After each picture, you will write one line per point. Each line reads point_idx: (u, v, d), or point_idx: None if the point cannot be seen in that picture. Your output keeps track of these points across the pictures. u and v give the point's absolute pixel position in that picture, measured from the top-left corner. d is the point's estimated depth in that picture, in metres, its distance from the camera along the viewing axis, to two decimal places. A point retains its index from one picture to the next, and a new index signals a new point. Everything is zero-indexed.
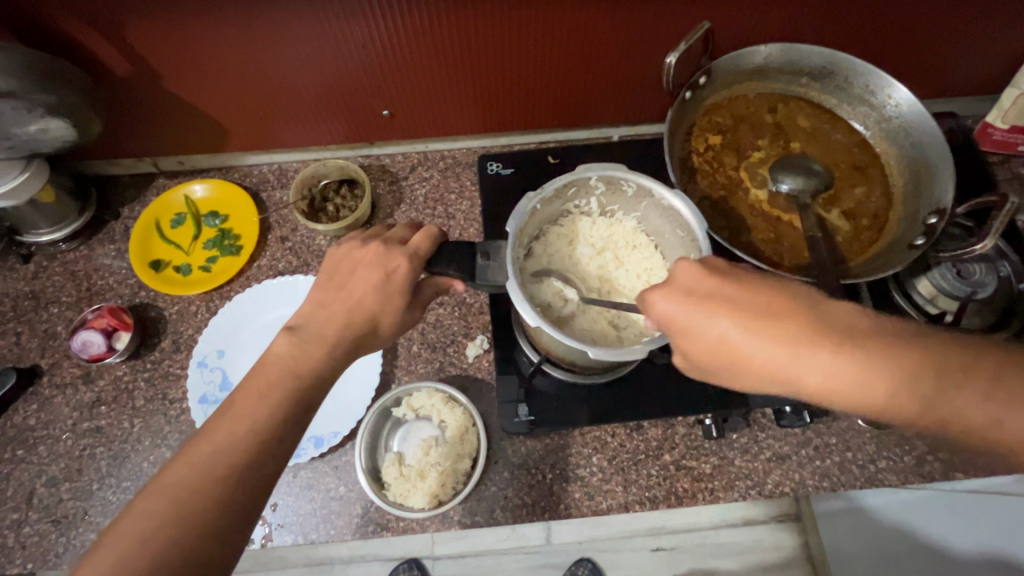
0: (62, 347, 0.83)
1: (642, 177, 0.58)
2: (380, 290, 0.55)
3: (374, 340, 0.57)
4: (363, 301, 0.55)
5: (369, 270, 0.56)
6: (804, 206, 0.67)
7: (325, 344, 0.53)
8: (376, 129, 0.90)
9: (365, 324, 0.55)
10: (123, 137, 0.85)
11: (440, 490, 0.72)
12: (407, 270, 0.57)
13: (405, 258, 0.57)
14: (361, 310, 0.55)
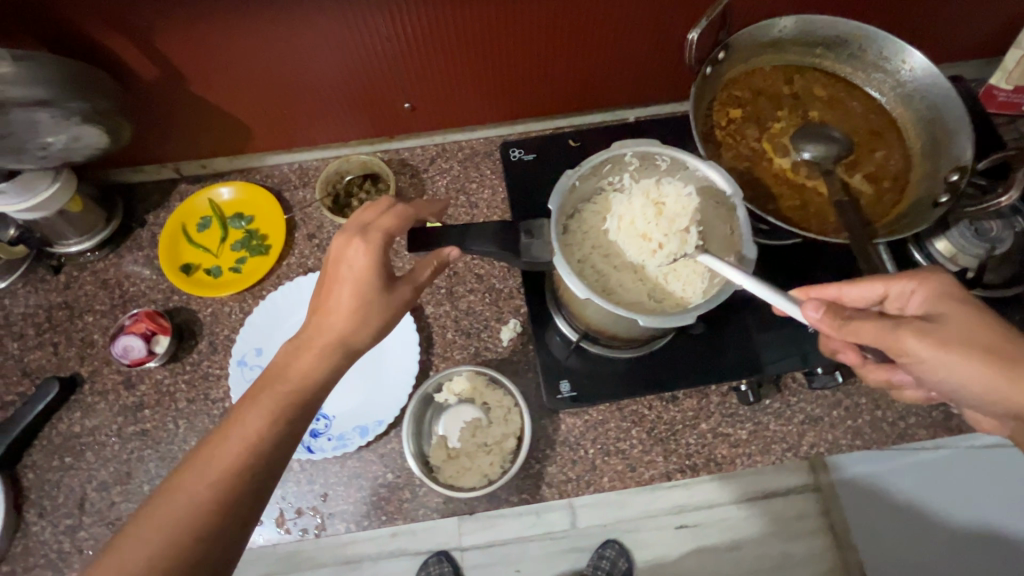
0: (101, 354, 0.84)
1: (674, 151, 0.60)
2: (351, 280, 0.56)
3: (359, 329, 0.56)
4: (338, 296, 0.56)
5: (336, 268, 0.57)
6: (827, 172, 0.69)
7: (315, 341, 0.55)
8: (396, 122, 0.91)
9: (347, 314, 0.56)
10: (148, 143, 0.86)
11: (486, 468, 0.73)
12: (365, 250, 0.56)
13: (360, 240, 0.56)
14: (348, 302, 0.56)
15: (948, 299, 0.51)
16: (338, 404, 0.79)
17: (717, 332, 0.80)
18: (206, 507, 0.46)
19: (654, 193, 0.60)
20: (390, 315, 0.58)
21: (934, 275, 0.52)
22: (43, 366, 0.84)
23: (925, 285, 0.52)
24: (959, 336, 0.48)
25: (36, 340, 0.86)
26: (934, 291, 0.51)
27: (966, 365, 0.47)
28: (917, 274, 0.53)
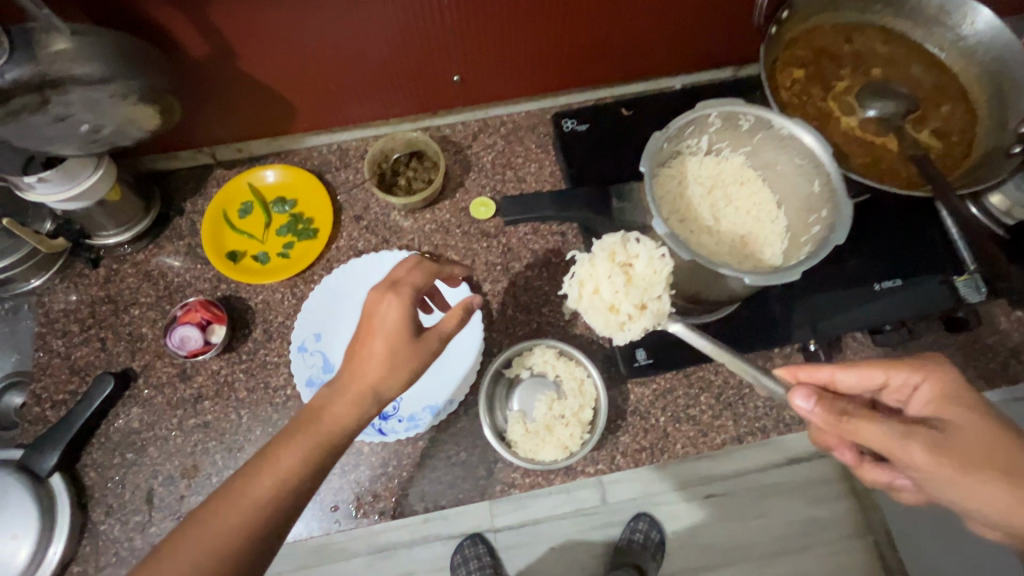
0: (151, 348, 0.82)
1: (760, 109, 0.59)
2: (383, 332, 0.54)
3: (388, 379, 0.54)
4: (371, 349, 0.54)
5: (368, 320, 0.55)
6: (897, 128, 0.69)
7: (347, 389, 0.53)
8: (441, 96, 0.89)
9: (379, 361, 0.54)
10: (189, 126, 0.82)
11: (565, 439, 0.73)
12: (397, 302, 0.55)
13: (393, 294, 0.56)
14: (382, 351, 0.54)
15: (954, 396, 0.48)
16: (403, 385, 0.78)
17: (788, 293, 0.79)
18: (235, 551, 0.45)
19: (620, 256, 0.57)
20: (419, 366, 0.56)
21: (938, 370, 0.50)
22: (92, 363, 0.82)
23: (932, 380, 0.50)
24: (968, 443, 0.44)
25: (82, 336, 0.83)
26: (940, 387, 0.49)
27: (976, 479, 0.43)
28: (921, 366, 0.51)
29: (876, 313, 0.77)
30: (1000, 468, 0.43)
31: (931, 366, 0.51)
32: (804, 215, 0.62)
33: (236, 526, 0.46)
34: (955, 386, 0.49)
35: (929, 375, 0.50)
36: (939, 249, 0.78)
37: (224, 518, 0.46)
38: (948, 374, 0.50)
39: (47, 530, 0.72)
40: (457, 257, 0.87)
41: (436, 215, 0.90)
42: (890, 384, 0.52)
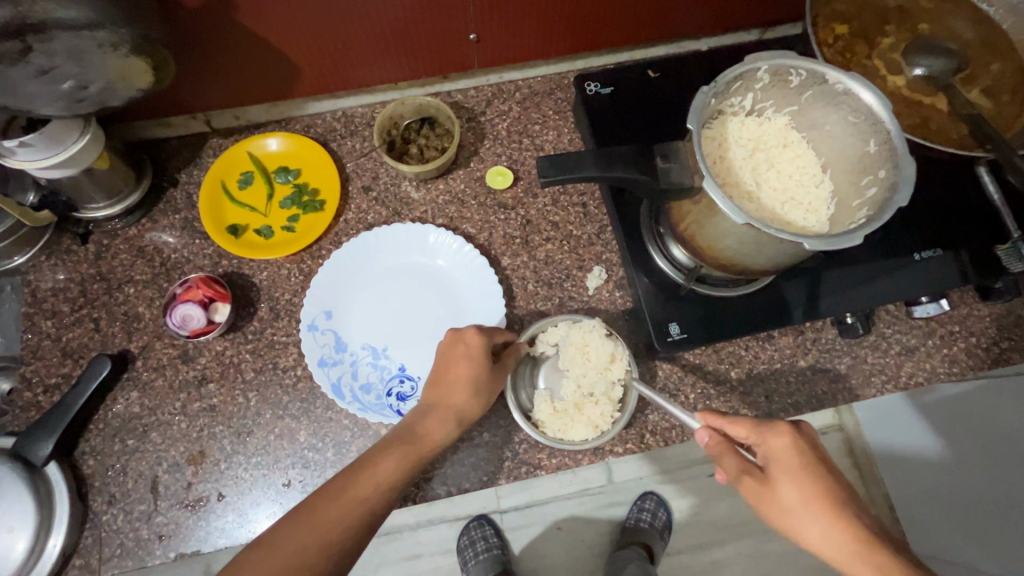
0: (149, 328, 0.77)
1: (815, 62, 0.55)
2: (466, 360, 0.60)
3: (471, 401, 0.60)
4: (456, 374, 0.60)
5: (452, 352, 0.61)
6: (947, 87, 0.66)
7: (438, 410, 0.58)
8: (454, 58, 0.82)
9: (464, 385, 0.59)
10: (182, 88, 0.75)
11: (593, 419, 0.69)
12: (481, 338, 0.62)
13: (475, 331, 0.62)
14: (465, 376, 0.60)
15: (789, 460, 0.50)
16: (423, 365, 0.76)
17: (827, 263, 0.75)
18: (337, 544, 0.47)
19: (579, 343, 0.70)
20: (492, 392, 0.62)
21: (782, 431, 0.52)
22: (86, 345, 0.76)
23: (767, 445, 0.52)
24: (795, 496, 0.48)
25: (73, 317, 0.77)
26: (782, 448, 0.51)
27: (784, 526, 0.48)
28: (761, 428, 0.52)
29: (912, 286, 0.74)
30: (803, 518, 0.47)
31: (777, 426, 0.52)
32: (854, 178, 0.58)
33: (335, 522, 0.48)
34: (793, 449, 0.51)
35: (772, 439, 0.52)
36: (977, 216, 0.75)
37: (325, 515, 0.48)
38: (788, 438, 0.51)
39: (46, 521, 0.67)
40: (473, 230, 0.82)
41: (450, 185, 0.84)
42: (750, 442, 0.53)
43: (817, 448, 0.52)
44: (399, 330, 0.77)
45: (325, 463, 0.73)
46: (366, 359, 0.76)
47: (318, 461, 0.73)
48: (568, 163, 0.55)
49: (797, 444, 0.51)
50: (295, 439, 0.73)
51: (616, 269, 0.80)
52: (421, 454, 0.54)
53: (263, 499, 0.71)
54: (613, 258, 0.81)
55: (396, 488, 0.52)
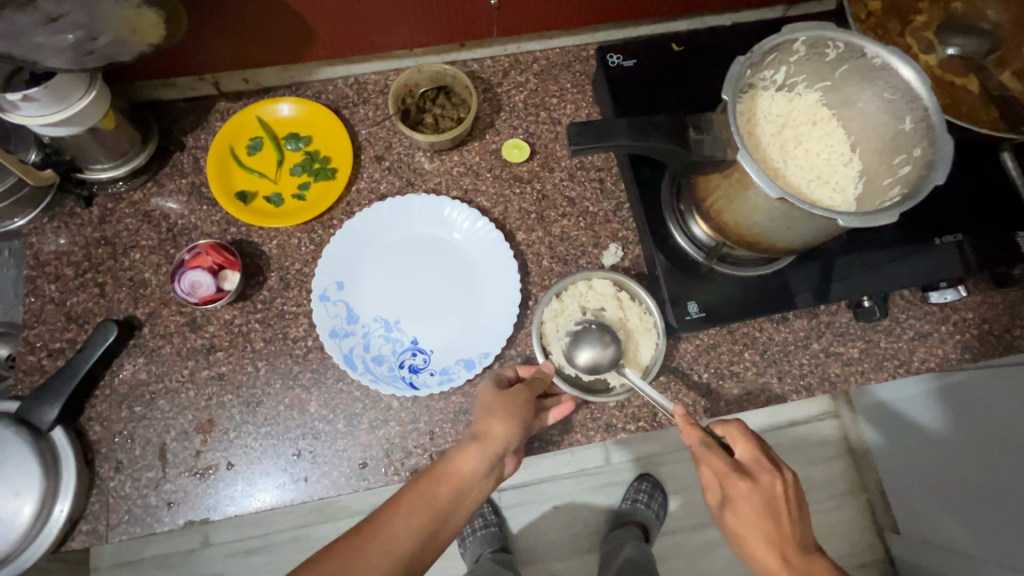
0: (156, 295, 0.75)
1: (853, 35, 0.54)
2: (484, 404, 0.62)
3: (495, 425, 0.58)
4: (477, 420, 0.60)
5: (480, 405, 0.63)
6: (981, 68, 0.65)
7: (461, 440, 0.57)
8: (472, 26, 0.79)
9: (481, 414, 0.60)
10: (189, 45, 0.72)
11: (643, 329, 0.73)
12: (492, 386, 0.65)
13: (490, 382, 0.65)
14: (485, 413, 0.60)
15: (742, 507, 0.56)
16: (435, 338, 0.75)
17: (846, 246, 0.74)
18: None
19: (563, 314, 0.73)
20: (522, 415, 0.61)
21: (736, 482, 0.57)
22: (91, 310, 0.75)
23: (726, 488, 0.58)
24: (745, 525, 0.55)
25: (77, 282, 0.75)
26: (735, 493, 0.57)
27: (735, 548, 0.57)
28: (722, 474, 0.58)
29: (932, 271, 0.73)
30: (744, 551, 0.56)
31: (732, 476, 0.57)
32: (885, 158, 0.57)
33: (363, 556, 0.47)
34: (745, 500, 0.56)
35: (731, 486, 0.57)
36: (997, 202, 0.75)
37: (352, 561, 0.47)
38: (742, 489, 0.56)
39: (53, 486, 0.66)
40: (488, 203, 0.81)
41: (465, 157, 0.82)
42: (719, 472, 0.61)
43: (770, 496, 0.56)
44: (412, 303, 0.76)
45: (335, 434, 0.72)
46: (378, 331, 0.75)
47: (328, 433, 0.72)
48: (599, 132, 0.54)
49: (749, 494, 0.56)
50: (305, 410, 0.72)
51: (632, 247, 0.79)
52: (447, 488, 0.53)
53: (272, 469, 0.71)
54: (630, 236, 0.80)
55: (420, 519, 0.51)
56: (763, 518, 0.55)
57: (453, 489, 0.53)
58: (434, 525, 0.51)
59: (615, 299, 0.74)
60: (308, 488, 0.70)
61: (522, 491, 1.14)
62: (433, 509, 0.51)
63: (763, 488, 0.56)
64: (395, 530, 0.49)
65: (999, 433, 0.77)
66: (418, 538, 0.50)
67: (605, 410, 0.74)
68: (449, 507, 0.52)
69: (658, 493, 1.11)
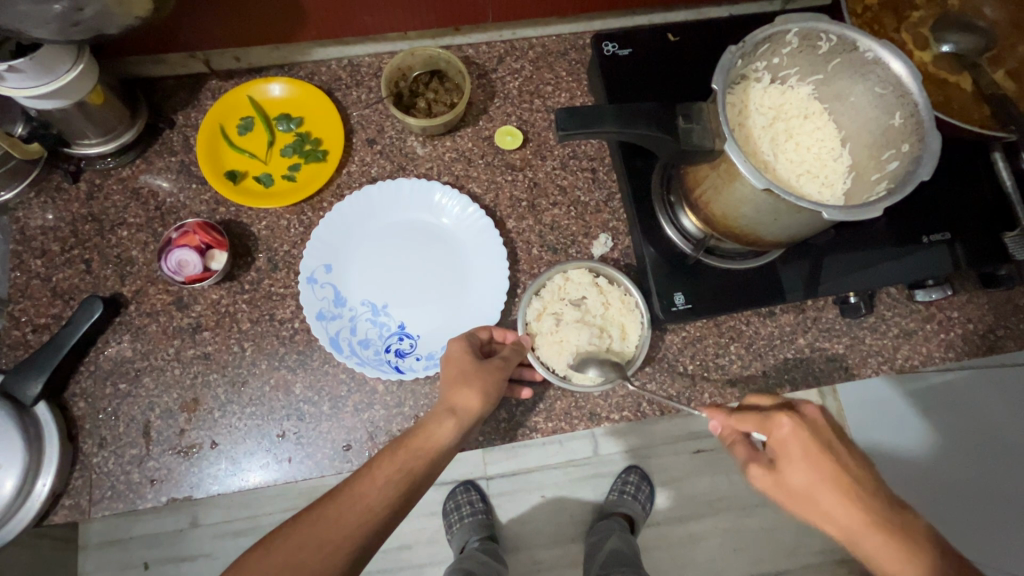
0: (143, 273, 0.75)
1: (847, 27, 0.54)
2: (455, 363, 0.62)
3: (470, 395, 0.59)
4: (448, 384, 0.60)
5: (451, 363, 0.62)
6: (973, 66, 0.65)
7: (436, 411, 0.57)
8: (468, 10, 0.78)
9: (457, 381, 0.60)
10: (180, 22, 0.72)
11: (626, 310, 0.72)
12: (463, 344, 0.64)
13: (459, 338, 0.65)
14: (457, 373, 0.61)
15: (794, 449, 0.52)
16: (422, 323, 0.75)
17: (835, 243, 0.74)
18: (342, 551, 0.46)
19: (545, 314, 0.72)
20: (496, 385, 0.61)
21: (783, 422, 0.53)
22: (77, 287, 0.74)
23: (770, 435, 0.54)
24: (801, 470, 0.51)
25: (63, 257, 0.75)
26: (784, 437, 0.53)
27: (801, 512, 0.51)
28: (761, 421, 0.54)
29: (920, 270, 0.74)
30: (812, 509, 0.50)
31: (776, 417, 0.53)
32: (874, 153, 0.57)
33: (336, 524, 0.47)
34: (796, 437, 0.52)
35: (775, 430, 0.53)
36: (987, 202, 0.75)
37: (326, 521, 0.48)
38: (789, 428, 0.52)
39: (35, 462, 0.66)
40: (479, 190, 0.80)
41: (457, 142, 0.82)
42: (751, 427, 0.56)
43: (816, 431, 0.53)
44: (400, 288, 0.76)
45: (320, 416, 0.72)
46: (365, 314, 0.75)
47: (313, 414, 0.72)
48: (589, 118, 0.53)
49: (796, 432, 0.52)
50: (290, 391, 0.73)
51: (622, 237, 0.79)
52: (422, 456, 0.53)
53: (256, 449, 0.71)
54: (620, 226, 0.79)
55: (395, 487, 0.50)
56: (818, 453, 0.51)
57: (429, 459, 0.53)
58: (409, 492, 0.51)
59: (594, 286, 0.73)
60: (292, 469, 0.70)
61: (509, 480, 1.15)
62: (409, 481, 0.51)
63: (805, 423, 0.53)
64: (370, 500, 0.49)
65: (1002, 435, 0.78)
66: (394, 501, 0.50)
67: (589, 398, 0.74)
68: (424, 474, 0.53)
69: (645, 486, 1.12)
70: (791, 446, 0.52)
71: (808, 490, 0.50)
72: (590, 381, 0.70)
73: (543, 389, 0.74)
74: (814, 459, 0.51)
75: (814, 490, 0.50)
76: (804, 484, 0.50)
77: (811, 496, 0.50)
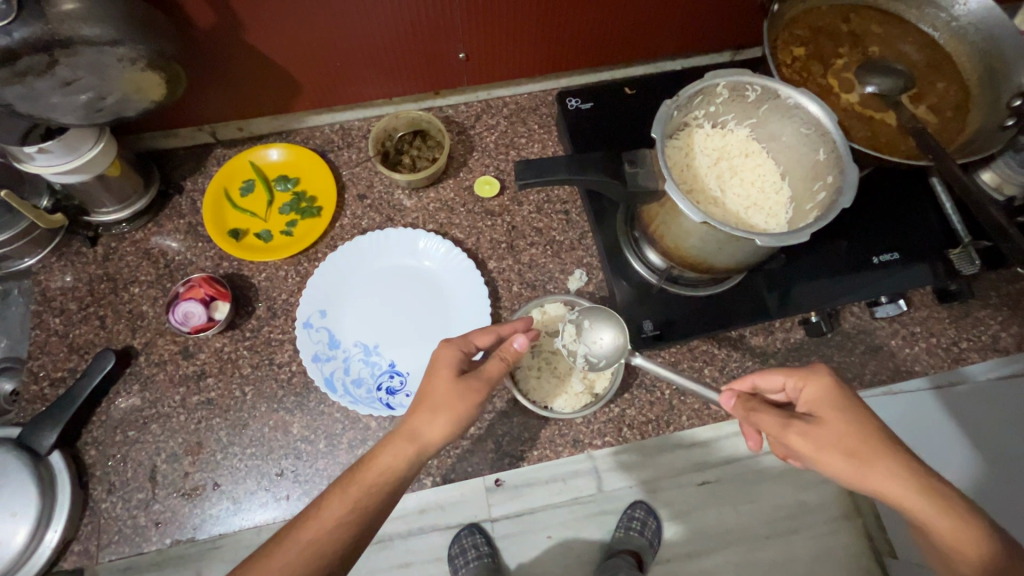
0: (153, 326, 0.81)
1: (767, 79, 0.61)
2: (434, 384, 0.61)
3: (436, 424, 0.58)
4: (422, 403, 0.60)
5: (438, 375, 0.61)
6: (896, 103, 0.72)
7: (396, 434, 0.57)
8: (447, 75, 0.87)
9: (426, 407, 0.59)
10: (192, 103, 0.82)
11: None
12: (445, 357, 0.63)
13: (446, 346, 0.63)
14: (429, 390, 0.60)
15: (829, 402, 0.53)
16: (412, 361, 0.80)
17: (791, 268, 0.80)
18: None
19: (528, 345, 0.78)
20: (469, 409, 0.59)
21: (819, 376, 0.55)
22: (91, 341, 0.80)
23: (807, 393, 0.55)
24: (835, 430, 0.51)
25: (80, 315, 0.81)
26: (819, 392, 0.54)
27: (851, 470, 0.48)
28: (797, 376, 0.56)
29: (874, 288, 0.79)
30: (849, 453, 0.49)
31: (813, 371, 0.56)
32: (808, 184, 0.63)
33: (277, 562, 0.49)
34: (832, 392, 0.54)
35: (807, 387, 0.55)
36: (929, 225, 0.81)
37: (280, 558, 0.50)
38: (826, 383, 0.54)
39: (47, 511, 0.70)
40: (462, 235, 0.87)
41: (440, 193, 0.89)
42: (788, 387, 0.58)
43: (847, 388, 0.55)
44: (390, 328, 0.81)
45: (317, 454, 0.76)
46: (358, 355, 0.80)
47: (310, 452, 0.76)
48: (544, 167, 0.61)
49: (835, 387, 0.54)
50: (288, 431, 0.77)
51: (596, 272, 0.85)
52: (375, 490, 0.54)
53: (257, 488, 0.75)
54: (594, 262, 0.85)
55: (345, 528, 0.52)
56: (848, 404, 0.52)
57: (384, 492, 0.54)
58: (361, 528, 0.52)
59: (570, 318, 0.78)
60: (290, 506, 0.74)
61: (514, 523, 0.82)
62: (359, 519, 0.52)
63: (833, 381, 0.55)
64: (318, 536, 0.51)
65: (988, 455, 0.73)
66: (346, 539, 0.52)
67: (573, 426, 0.79)
68: (378, 510, 0.54)
69: (653, 522, 0.82)
70: (829, 403, 0.53)
71: (854, 446, 0.49)
72: (569, 407, 0.76)
73: (527, 419, 0.79)
74: (845, 419, 0.51)
75: (860, 445, 0.49)
76: (847, 442, 0.50)
77: (855, 455, 0.49)
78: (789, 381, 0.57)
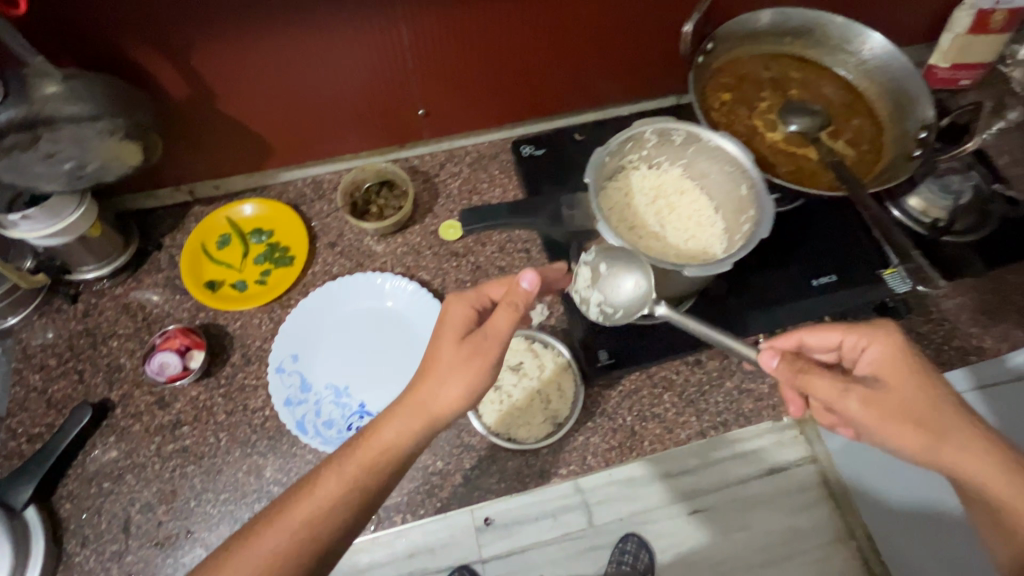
0: (130, 378, 0.84)
1: (688, 125, 0.67)
2: (444, 339, 0.61)
3: (444, 391, 0.58)
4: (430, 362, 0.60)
5: (449, 329, 0.61)
6: (815, 140, 0.79)
7: (407, 401, 0.59)
8: (409, 128, 0.94)
9: (433, 370, 0.59)
10: (171, 164, 0.88)
11: (558, 369, 0.82)
12: (456, 309, 0.63)
13: (456, 298, 0.63)
14: (438, 348, 0.60)
15: (893, 364, 0.56)
16: (380, 400, 0.83)
17: (738, 294, 0.85)
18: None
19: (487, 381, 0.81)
20: (479, 368, 0.59)
21: (885, 337, 0.58)
22: (70, 396, 0.83)
23: (873, 352, 0.58)
24: (898, 395, 0.54)
25: (60, 370, 0.84)
26: (882, 352, 0.57)
27: (921, 433, 0.52)
28: (861, 335, 0.59)
29: (816, 309, 0.83)
30: (921, 425, 0.52)
31: (876, 329, 0.58)
32: (737, 217, 0.69)
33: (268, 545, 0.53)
34: (894, 353, 0.57)
35: (872, 345, 0.58)
36: (864, 248, 0.87)
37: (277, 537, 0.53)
38: (887, 343, 0.57)
39: (19, 568, 0.71)
40: (428, 276, 0.92)
41: (408, 238, 0.94)
42: (845, 344, 0.61)
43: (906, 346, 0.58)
44: (360, 369, 0.85)
45: None
46: (329, 397, 0.82)
47: None
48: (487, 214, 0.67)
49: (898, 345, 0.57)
50: (261, 475, 0.79)
51: (556, 307, 0.87)
52: (373, 469, 0.57)
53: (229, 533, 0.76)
54: None
55: (342, 504, 0.55)
56: (910, 361, 0.56)
57: (381, 471, 0.57)
58: (355, 508, 0.55)
59: (530, 351, 0.83)
60: None
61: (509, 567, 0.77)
62: (350, 504, 0.55)
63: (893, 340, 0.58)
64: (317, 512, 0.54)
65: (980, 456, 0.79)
66: (339, 516, 0.55)
67: (539, 457, 0.80)
68: (376, 486, 0.56)
69: (646, 555, 0.76)
70: (891, 367, 0.56)
71: (923, 409, 0.53)
72: (532, 437, 0.79)
73: (495, 452, 0.81)
74: (909, 382, 0.55)
75: (928, 407, 0.53)
76: (911, 405, 0.53)
77: (917, 423, 0.53)
78: (848, 337, 0.60)
